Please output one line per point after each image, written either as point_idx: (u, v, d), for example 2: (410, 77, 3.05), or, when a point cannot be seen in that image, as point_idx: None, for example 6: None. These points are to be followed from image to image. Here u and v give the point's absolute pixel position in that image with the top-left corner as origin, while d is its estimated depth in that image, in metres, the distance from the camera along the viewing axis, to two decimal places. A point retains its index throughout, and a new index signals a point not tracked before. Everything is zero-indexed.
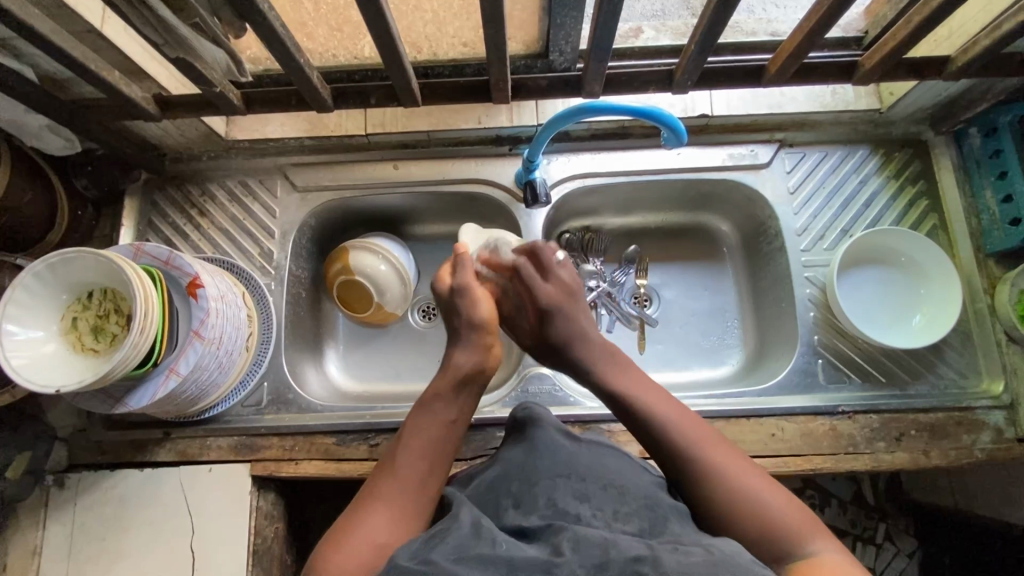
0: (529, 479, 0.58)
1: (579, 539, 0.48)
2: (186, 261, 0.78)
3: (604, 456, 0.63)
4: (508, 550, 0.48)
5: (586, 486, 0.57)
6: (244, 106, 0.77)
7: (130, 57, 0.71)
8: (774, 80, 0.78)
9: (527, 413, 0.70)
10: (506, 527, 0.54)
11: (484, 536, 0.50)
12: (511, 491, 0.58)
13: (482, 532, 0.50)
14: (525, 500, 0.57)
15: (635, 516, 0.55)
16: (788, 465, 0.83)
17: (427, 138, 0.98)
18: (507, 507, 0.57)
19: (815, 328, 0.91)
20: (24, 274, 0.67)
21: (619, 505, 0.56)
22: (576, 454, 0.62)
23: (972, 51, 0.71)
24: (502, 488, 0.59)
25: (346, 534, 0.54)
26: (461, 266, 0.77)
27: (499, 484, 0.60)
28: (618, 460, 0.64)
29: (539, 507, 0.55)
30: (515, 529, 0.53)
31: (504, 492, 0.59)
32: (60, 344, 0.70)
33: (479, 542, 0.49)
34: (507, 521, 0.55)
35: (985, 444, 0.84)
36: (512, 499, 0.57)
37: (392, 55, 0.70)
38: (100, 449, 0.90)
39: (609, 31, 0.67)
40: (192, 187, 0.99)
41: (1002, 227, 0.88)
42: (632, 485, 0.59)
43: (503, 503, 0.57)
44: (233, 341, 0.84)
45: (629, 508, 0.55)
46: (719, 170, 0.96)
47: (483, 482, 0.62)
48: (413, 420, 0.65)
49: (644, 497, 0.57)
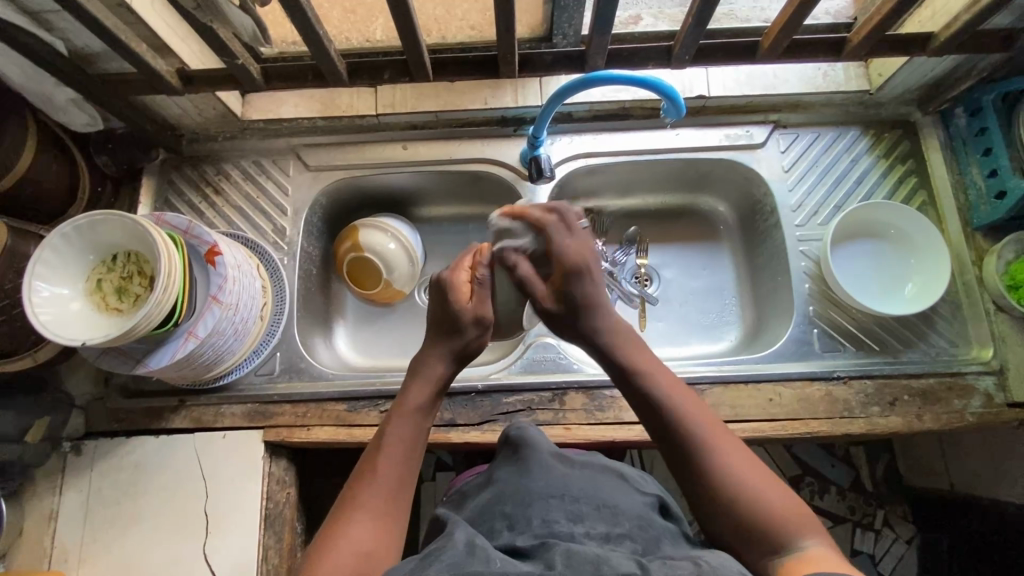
0: (523, 501, 0.61)
1: (572, 556, 0.50)
2: (206, 230, 0.81)
3: (598, 476, 0.66)
4: (501, 567, 0.49)
5: (580, 507, 0.60)
6: (263, 82, 0.81)
7: (157, 32, 0.75)
8: (767, 56, 0.82)
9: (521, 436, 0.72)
10: (500, 546, 0.57)
11: (478, 555, 0.51)
12: (505, 513, 0.61)
13: (478, 551, 0.51)
14: (519, 520, 0.59)
15: (628, 537, 0.57)
16: (785, 428, 0.86)
17: (436, 119, 1.02)
18: (501, 528, 0.59)
19: (810, 299, 0.94)
20: (52, 235, 0.70)
21: (613, 525, 0.58)
22: (569, 476, 0.64)
23: (953, 26, 0.76)
24: (496, 509, 0.62)
25: (329, 547, 0.56)
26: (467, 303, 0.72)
27: (493, 502, 0.63)
28: (611, 481, 0.66)
29: (532, 527, 0.58)
30: (510, 548, 0.56)
31: (499, 513, 0.61)
32: (86, 303, 0.73)
33: (473, 561, 0.50)
34: (502, 541, 0.58)
35: (976, 408, 0.87)
36: (506, 520, 0.60)
37: (408, 31, 0.74)
38: (116, 417, 0.92)
39: (610, 5, 0.71)
40: (207, 166, 1.03)
41: (988, 201, 0.91)
42: (625, 507, 0.61)
43: (497, 525, 0.60)
44: (248, 309, 0.87)
45: (621, 528, 0.58)
46: (717, 150, 1.00)
47: (478, 503, 0.65)
48: (387, 429, 0.66)
49: (634, 518, 0.60)
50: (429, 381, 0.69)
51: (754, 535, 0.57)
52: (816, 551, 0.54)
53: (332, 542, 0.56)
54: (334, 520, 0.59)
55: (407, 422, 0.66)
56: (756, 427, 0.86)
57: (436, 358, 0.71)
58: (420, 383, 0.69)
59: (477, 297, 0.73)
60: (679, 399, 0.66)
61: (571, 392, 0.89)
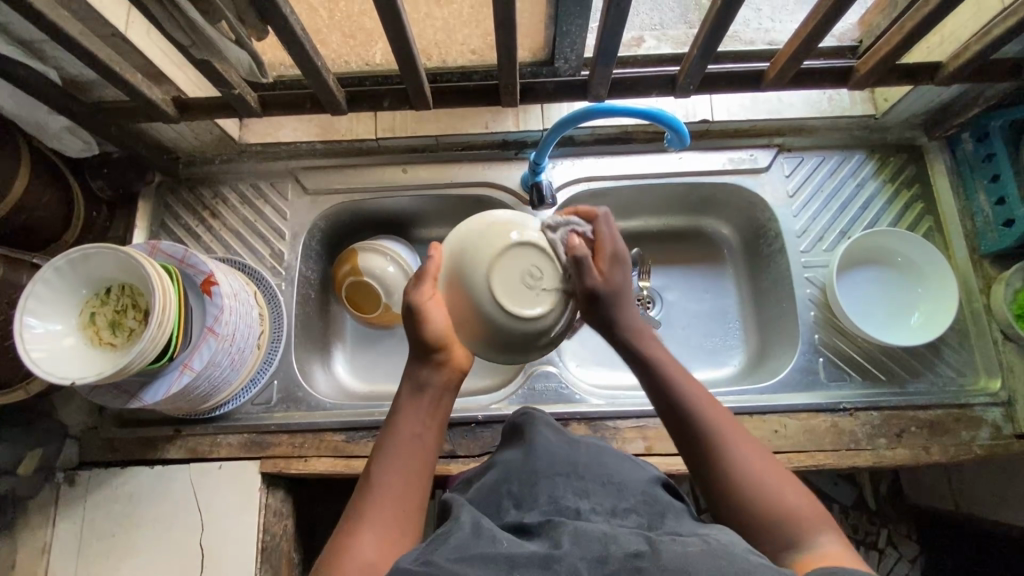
0: (528, 479, 0.58)
1: (581, 534, 0.48)
2: (201, 260, 0.80)
3: (603, 453, 0.63)
4: (509, 546, 0.47)
5: (587, 484, 0.57)
6: (260, 109, 0.80)
7: (154, 61, 0.74)
8: (772, 85, 0.81)
9: (526, 417, 0.70)
10: (505, 524, 0.54)
11: (485, 535, 0.49)
12: (510, 492, 0.58)
13: (485, 529, 0.50)
14: (525, 498, 0.56)
15: (633, 512, 0.54)
16: (790, 461, 0.84)
17: (435, 142, 1.01)
18: (507, 505, 0.57)
19: (816, 328, 0.93)
20: (45, 269, 0.69)
21: (618, 502, 0.55)
22: (573, 453, 0.61)
23: (963, 56, 0.75)
24: (501, 490, 0.59)
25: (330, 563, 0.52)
26: (423, 283, 0.63)
27: (499, 485, 0.60)
28: (616, 458, 0.63)
29: (539, 504, 0.55)
30: (515, 525, 0.53)
31: (505, 492, 0.58)
32: (78, 338, 0.71)
33: (480, 542, 0.48)
34: (506, 520, 0.55)
35: (984, 440, 0.85)
36: (512, 498, 0.57)
37: (407, 60, 0.73)
38: (110, 447, 0.91)
39: (614, 36, 0.70)
40: (204, 189, 1.02)
41: (996, 228, 0.90)
42: (629, 482, 0.58)
43: (502, 503, 0.57)
44: (244, 339, 0.85)
45: (627, 504, 0.55)
46: (721, 174, 0.99)
47: (481, 485, 0.62)
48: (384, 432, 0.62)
49: (641, 492, 0.57)
50: (413, 382, 0.64)
51: (777, 529, 0.54)
52: (833, 549, 0.52)
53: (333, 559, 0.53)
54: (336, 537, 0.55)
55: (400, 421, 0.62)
56: None
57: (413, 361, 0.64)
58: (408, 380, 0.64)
59: (422, 288, 0.63)
60: (685, 388, 0.63)
61: (572, 423, 0.88)
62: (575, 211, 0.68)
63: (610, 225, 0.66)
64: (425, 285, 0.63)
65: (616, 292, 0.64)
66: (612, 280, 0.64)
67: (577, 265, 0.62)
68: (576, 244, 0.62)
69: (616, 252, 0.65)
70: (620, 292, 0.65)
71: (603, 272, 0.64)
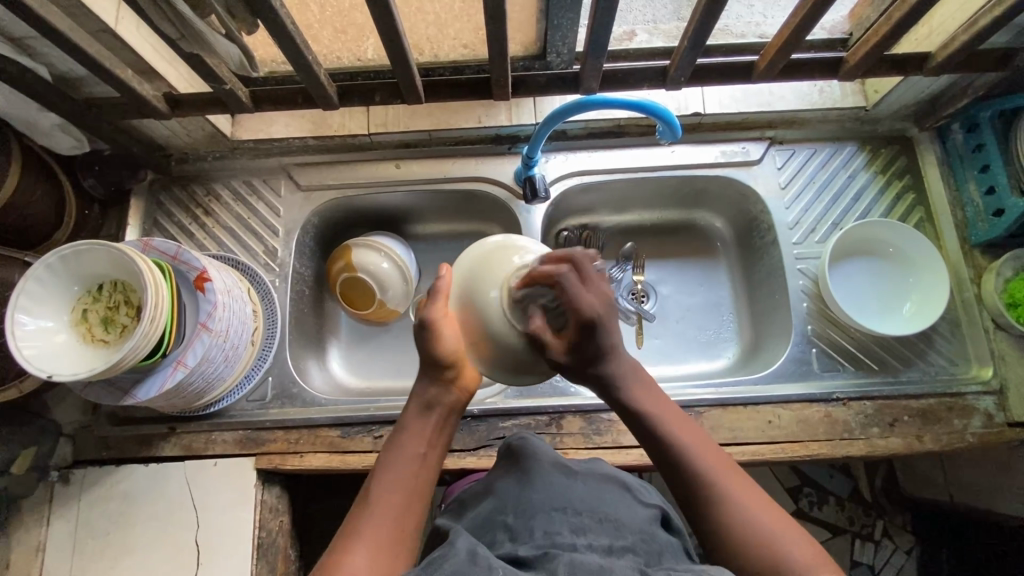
0: (524, 513, 0.59)
1: (576, 565, 0.50)
2: (193, 256, 0.80)
3: (601, 489, 0.63)
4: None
5: (583, 520, 0.58)
6: (251, 104, 0.80)
7: (144, 57, 0.74)
8: (763, 76, 0.82)
9: (523, 444, 0.71)
10: (500, 556, 0.55)
11: (480, 563, 0.49)
12: (506, 524, 0.59)
13: (480, 558, 0.49)
14: (521, 532, 0.57)
15: (630, 550, 0.55)
16: (784, 451, 0.85)
17: (429, 137, 1.01)
18: (503, 539, 0.58)
19: (808, 318, 0.93)
20: (36, 267, 0.69)
21: (615, 538, 0.56)
22: (572, 488, 0.62)
23: (951, 47, 0.75)
24: (497, 521, 0.60)
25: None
26: (438, 301, 0.63)
27: (495, 513, 0.61)
28: (613, 492, 0.64)
29: (534, 539, 0.56)
30: (511, 557, 0.54)
31: (501, 524, 0.60)
32: (70, 335, 0.71)
33: (476, 569, 0.48)
34: (502, 552, 0.56)
35: (976, 428, 0.86)
36: (507, 532, 0.58)
37: (398, 54, 0.73)
38: (105, 445, 0.91)
39: (605, 29, 0.70)
40: (197, 187, 1.01)
41: (986, 218, 0.91)
42: (627, 519, 0.59)
43: (498, 536, 0.58)
44: (238, 335, 0.85)
45: (625, 541, 0.56)
46: (713, 167, 0.99)
47: (477, 514, 0.63)
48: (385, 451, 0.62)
49: (637, 531, 0.58)
50: (418, 405, 0.64)
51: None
52: None
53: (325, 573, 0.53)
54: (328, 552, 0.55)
55: (400, 443, 0.62)
56: (755, 450, 0.85)
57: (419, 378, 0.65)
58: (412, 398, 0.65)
59: (434, 306, 0.62)
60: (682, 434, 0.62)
61: (568, 416, 0.88)
62: (535, 274, 0.58)
63: (576, 284, 0.58)
64: (438, 305, 0.62)
65: (598, 353, 0.62)
66: (582, 346, 0.60)
67: (541, 341, 0.58)
68: (532, 319, 0.58)
69: (590, 317, 0.58)
70: (604, 348, 0.62)
71: (569, 341, 0.59)
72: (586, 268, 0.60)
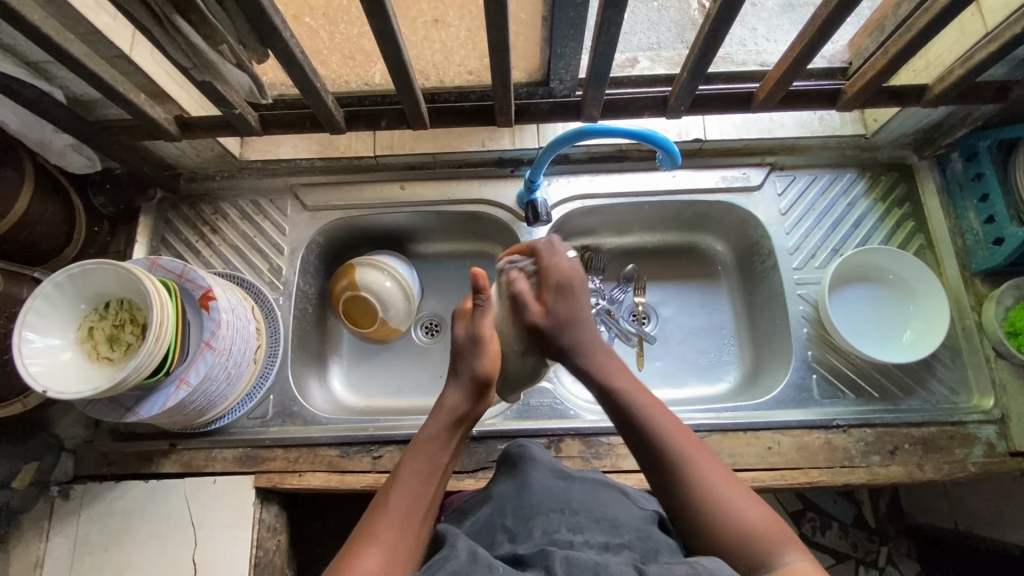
0: (524, 514, 0.59)
1: (573, 562, 0.49)
2: (199, 275, 0.81)
3: (600, 490, 0.64)
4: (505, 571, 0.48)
5: (580, 519, 0.58)
6: (260, 128, 0.82)
7: (156, 80, 0.76)
8: (762, 106, 0.83)
9: (518, 450, 0.71)
10: (500, 556, 0.55)
11: (480, 561, 0.49)
12: (505, 525, 0.59)
13: (480, 556, 0.50)
14: (520, 533, 0.58)
15: (627, 547, 0.56)
16: (785, 478, 0.85)
17: (433, 160, 1.03)
18: (502, 540, 0.58)
19: (809, 344, 0.93)
20: (45, 285, 0.70)
21: (612, 536, 0.56)
22: (570, 490, 0.62)
23: (948, 79, 0.76)
24: (497, 523, 0.60)
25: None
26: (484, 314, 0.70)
27: (494, 517, 0.61)
28: (612, 494, 0.64)
29: (533, 539, 0.56)
30: (510, 557, 0.54)
31: (500, 526, 0.60)
32: (76, 352, 0.72)
33: (476, 566, 0.49)
34: (501, 552, 0.56)
35: (977, 458, 0.86)
36: (506, 533, 0.59)
37: (404, 82, 0.75)
38: (106, 461, 0.91)
39: (606, 59, 0.72)
40: (205, 205, 1.03)
41: (986, 246, 0.91)
42: (624, 519, 0.59)
43: (497, 536, 0.59)
44: (241, 353, 0.86)
45: (621, 539, 0.56)
46: (714, 192, 1.00)
47: (477, 521, 0.63)
48: (406, 460, 0.63)
49: (635, 529, 0.58)
50: (446, 417, 0.66)
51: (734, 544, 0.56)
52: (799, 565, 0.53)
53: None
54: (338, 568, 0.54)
55: (421, 455, 0.64)
56: (755, 477, 0.85)
57: (452, 390, 0.68)
58: (441, 408, 0.67)
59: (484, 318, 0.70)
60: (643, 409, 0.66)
61: (567, 439, 0.88)
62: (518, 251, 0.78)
63: (548, 255, 0.74)
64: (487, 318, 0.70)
65: (566, 319, 0.71)
66: (557, 309, 0.71)
67: (518, 302, 0.72)
68: (516, 282, 0.73)
69: (558, 282, 0.72)
70: (574, 316, 0.71)
71: (546, 305, 0.71)
72: (556, 246, 0.76)
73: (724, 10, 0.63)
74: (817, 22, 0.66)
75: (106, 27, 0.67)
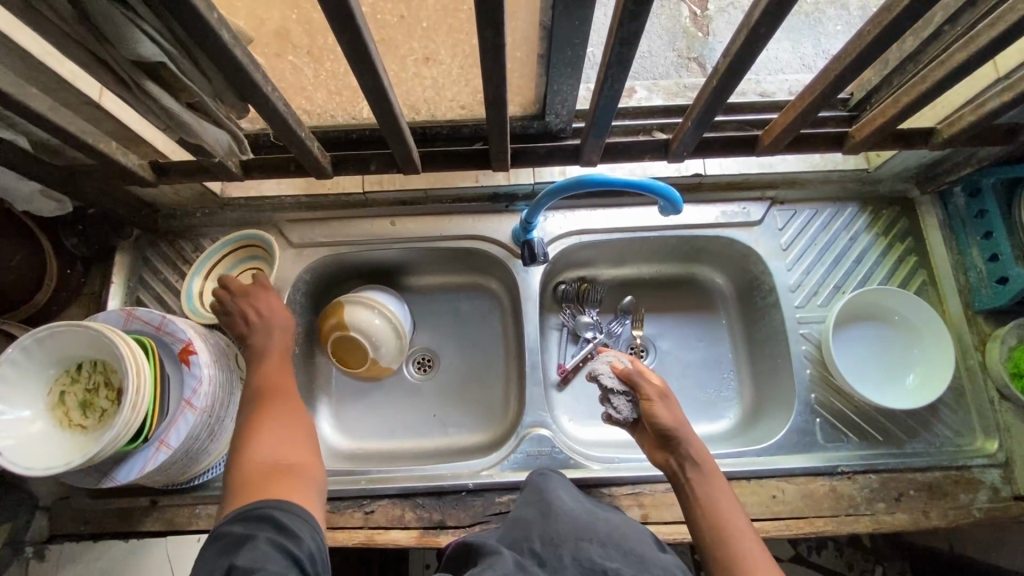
0: (554, 541, 0.60)
1: None
2: (180, 327, 0.77)
3: (622, 528, 0.65)
4: None
5: (608, 551, 0.59)
6: (241, 172, 0.78)
7: (127, 126, 0.72)
8: (767, 150, 0.80)
9: (540, 483, 0.73)
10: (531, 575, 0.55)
11: None
12: (534, 548, 0.59)
13: None
14: (550, 558, 0.58)
15: None
16: (790, 528, 0.83)
17: (424, 196, 0.99)
18: (531, 562, 0.58)
19: (812, 386, 0.91)
20: (11, 350, 0.65)
21: (641, 570, 0.57)
22: (595, 524, 0.63)
23: (958, 124, 0.74)
24: (524, 545, 0.60)
25: (241, 498, 0.60)
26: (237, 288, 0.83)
27: (522, 536, 0.62)
28: (635, 534, 0.64)
29: (566, 566, 0.56)
30: None
31: (528, 546, 0.60)
32: (47, 421, 0.68)
33: None
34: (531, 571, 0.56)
35: (982, 503, 0.84)
36: (535, 554, 0.59)
37: (394, 131, 0.71)
38: (83, 518, 0.87)
39: (608, 112, 0.69)
40: (185, 243, 0.98)
41: (990, 285, 0.90)
42: (650, 556, 0.60)
43: (527, 556, 0.59)
44: (226, 407, 0.82)
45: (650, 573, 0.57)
46: (713, 227, 0.98)
47: (501, 533, 0.65)
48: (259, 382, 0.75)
49: (662, 568, 0.59)
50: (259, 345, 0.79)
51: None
52: None
53: (244, 494, 0.61)
54: (236, 481, 0.63)
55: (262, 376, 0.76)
56: (759, 527, 0.83)
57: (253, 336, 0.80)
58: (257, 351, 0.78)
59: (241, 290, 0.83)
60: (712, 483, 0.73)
61: None
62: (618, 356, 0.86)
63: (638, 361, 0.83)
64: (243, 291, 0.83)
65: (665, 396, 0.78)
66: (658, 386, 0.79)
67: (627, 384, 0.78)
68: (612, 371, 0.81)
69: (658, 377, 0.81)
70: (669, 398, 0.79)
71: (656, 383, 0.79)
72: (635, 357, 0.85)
73: (734, 66, 0.60)
74: (826, 77, 0.63)
75: (71, 75, 0.62)
